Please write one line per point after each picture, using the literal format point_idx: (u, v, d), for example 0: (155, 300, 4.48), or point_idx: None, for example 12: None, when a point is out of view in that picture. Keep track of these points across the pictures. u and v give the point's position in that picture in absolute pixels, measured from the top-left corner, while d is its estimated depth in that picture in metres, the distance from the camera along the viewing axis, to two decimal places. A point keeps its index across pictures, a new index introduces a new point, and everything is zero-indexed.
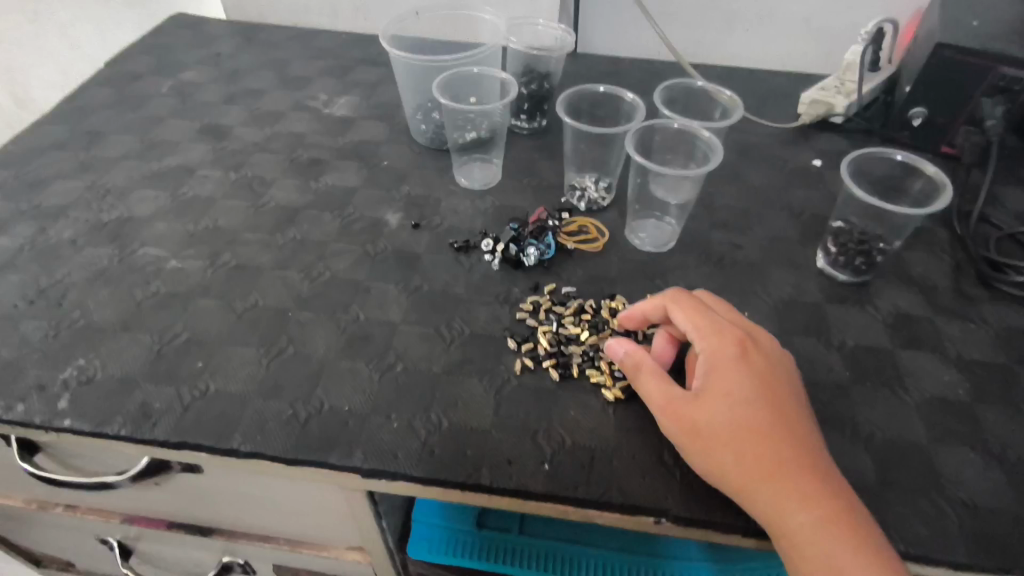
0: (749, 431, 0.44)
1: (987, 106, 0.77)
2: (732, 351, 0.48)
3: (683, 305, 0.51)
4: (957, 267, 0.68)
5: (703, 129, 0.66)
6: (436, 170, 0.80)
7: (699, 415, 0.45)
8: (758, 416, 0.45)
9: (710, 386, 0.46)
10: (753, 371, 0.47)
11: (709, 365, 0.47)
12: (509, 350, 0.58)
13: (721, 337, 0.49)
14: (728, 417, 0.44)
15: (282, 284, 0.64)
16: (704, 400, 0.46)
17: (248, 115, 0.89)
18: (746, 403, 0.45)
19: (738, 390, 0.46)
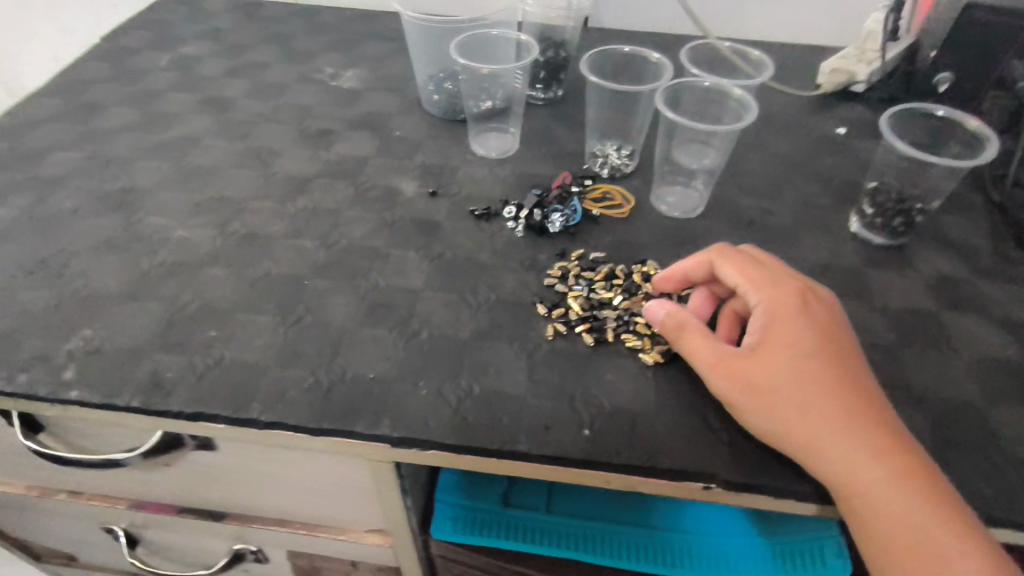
0: (813, 385, 0.44)
1: (1017, 68, 0.75)
2: (789, 305, 0.47)
3: (733, 262, 0.50)
4: (995, 230, 0.66)
5: (733, 86, 0.63)
6: (452, 139, 0.77)
7: (760, 370, 0.45)
8: (822, 370, 0.44)
9: (769, 340, 0.46)
10: (813, 325, 0.46)
11: (767, 319, 0.47)
12: (539, 316, 0.55)
13: (778, 290, 0.48)
14: (791, 371, 0.44)
15: (296, 252, 0.61)
16: (763, 355, 0.45)
17: (253, 87, 0.85)
18: (809, 356, 0.45)
19: (800, 344, 0.45)
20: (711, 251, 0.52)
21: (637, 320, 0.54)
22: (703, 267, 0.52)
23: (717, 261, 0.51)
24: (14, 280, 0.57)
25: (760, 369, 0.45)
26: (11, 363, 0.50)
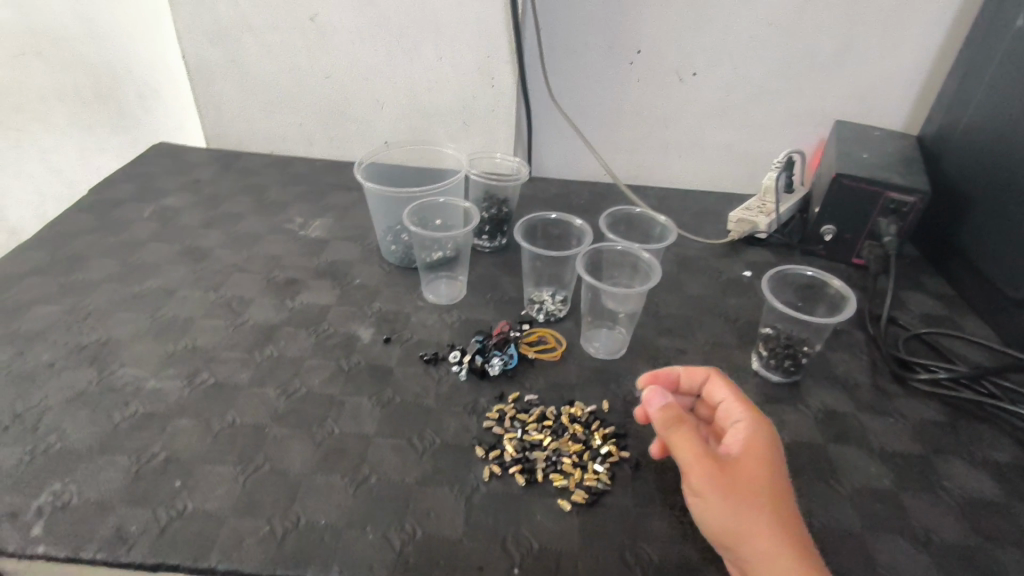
0: (781, 504, 0.48)
1: (883, 224, 0.89)
2: (773, 435, 0.53)
3: (728, 383, 0.58)
4: (874, 365, 0.77)
5: (642, 251, 0.76)
6: (406, 288, 0.86)
7: (743, 475, 0.49)
8: (787, 497, 0.49)
9: (748, 454, 0.51)
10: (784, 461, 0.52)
11: (753, 437, 0.52)
12: (477, 458, 0.62)
13: (763, 423, 0.54)
14: (766, 484, 0.49)
15: (260, 400, 0.67)
16: (746, 463, 0.50)
17: (227, 238, 0.95)
18: (780, 480, 0.49)
19: (776, 468, 0.50)
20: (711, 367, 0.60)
21: (564, 460, 0.62)
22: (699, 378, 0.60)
23: (715, 377, 0.59)
24: None
25: (739, 471, 0.49)
26: None
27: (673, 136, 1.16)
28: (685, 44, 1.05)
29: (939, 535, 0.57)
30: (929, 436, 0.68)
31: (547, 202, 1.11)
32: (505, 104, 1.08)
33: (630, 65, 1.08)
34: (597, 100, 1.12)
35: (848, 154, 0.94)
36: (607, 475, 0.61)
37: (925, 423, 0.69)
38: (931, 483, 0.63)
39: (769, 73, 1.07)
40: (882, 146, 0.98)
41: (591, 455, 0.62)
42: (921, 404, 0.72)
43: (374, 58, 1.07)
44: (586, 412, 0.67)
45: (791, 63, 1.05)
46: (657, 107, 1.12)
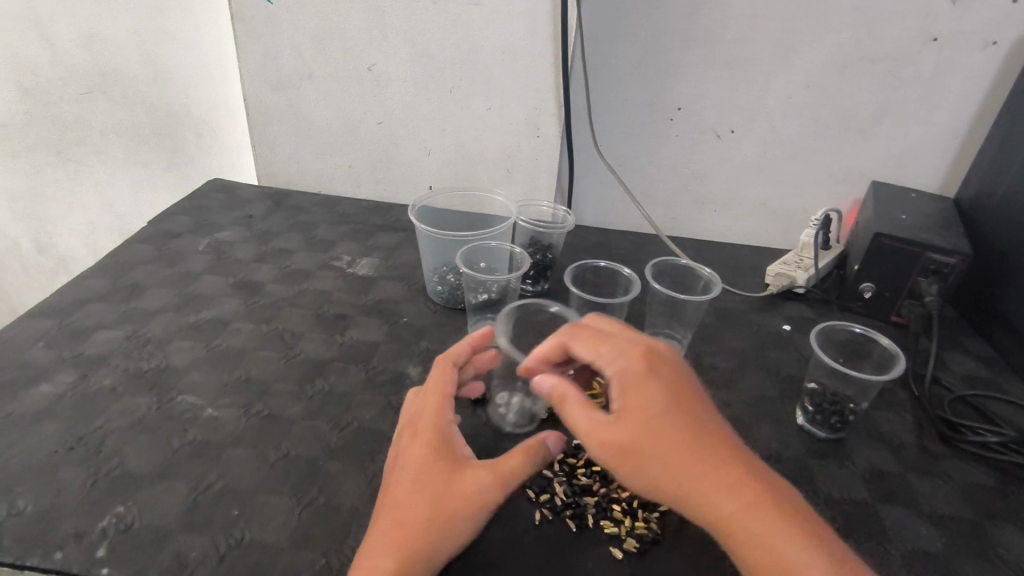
0: (673, 439, 0.50)
1: (924, 285, 0.90)
2: (632, 367, 0.55)
3: (582, 338, 0.60)
4: (920, 425, 0.77)
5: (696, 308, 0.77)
6: (451, 328, 0.88)
7: (622, 436, 0.52)
8: (679, 422, 0.51)
9: (621, 395, 0.54)
10: (627, 379, 0.55)
11: (617, 383, 0.55)
12: (528, 501, 0.63)
13: (622, 358, 0.57)
14: (647, 425, 0.51)
15: (313, 434, 0.69)
16: (622, 416, 0.53)
17: (279, 273, 0.98)
18: (670, 416, 0.52)
19: (647, 404, 0.52)
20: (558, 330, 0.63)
21: (615, 507, 0.62)
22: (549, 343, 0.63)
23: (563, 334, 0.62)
24: (55, 456, 0.63)
25: (623, 431, 0.52)
26: (48, 541, 0.55)
27: (709, 190, 1.19)
28: (723, 104, 1.09)
29: None
30: (979, 501, 0.67)
31: (586, 249, 1.14)
32: (547, 154, 1.12)
33: (669, 121, 1.12)
34: (636, 153, 1.16)
35: (886, 215, 0.96)
36: (657, 523, 0.61)
37: (975, 487, 0.69)
38: (983, 550, 0.62)
39: (806, 134, 1.10)
40: (919, 208, 0.99)
41: (641, 503, 0.63)
42: (969, 467, 0.71)
43: (425, 107, 1.12)
44: None
45: (826, 126, 1.09)
46: (694, 162, 1.16)
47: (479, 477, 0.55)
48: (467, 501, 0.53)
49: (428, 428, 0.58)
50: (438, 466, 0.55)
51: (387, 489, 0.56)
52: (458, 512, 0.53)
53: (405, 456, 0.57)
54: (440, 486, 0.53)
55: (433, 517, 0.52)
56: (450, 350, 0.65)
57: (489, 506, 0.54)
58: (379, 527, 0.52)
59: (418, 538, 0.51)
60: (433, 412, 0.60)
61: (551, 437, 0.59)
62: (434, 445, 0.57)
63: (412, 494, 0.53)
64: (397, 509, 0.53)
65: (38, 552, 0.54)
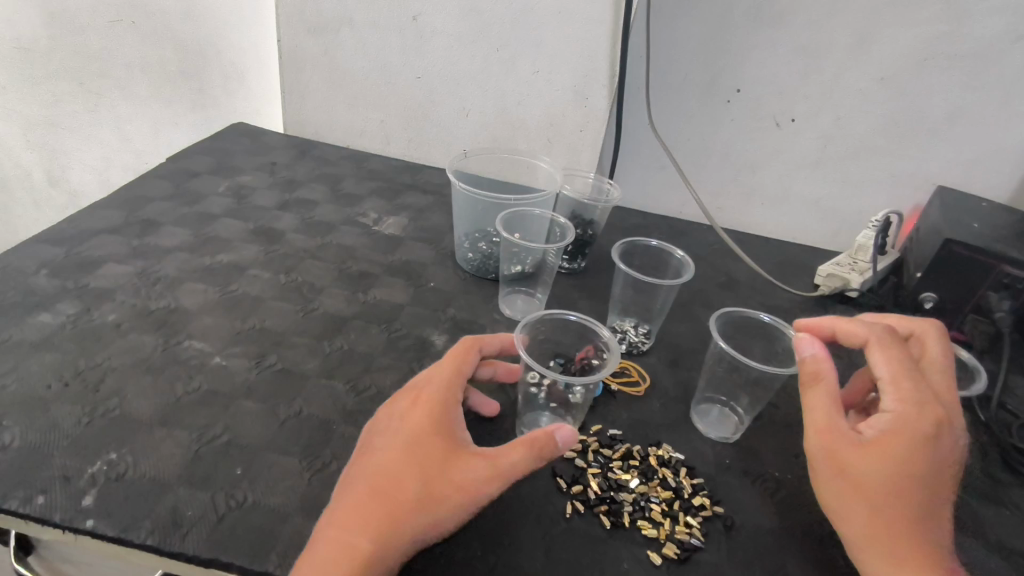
0: (900, 508, 0.47)
1: (993, 299, 0.83)
2: (926, 424, 0.48)
3: (890, 349, 0.53)
4: (985, 450, 0.70)
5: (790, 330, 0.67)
6: (481, 297, 0.82)
7: (867, 459, 0.48)
8: (912, 495, 0.47)
9: (897, 422, 0.49)
10: (927, 438, 0.48)
11: (894, 421, 0.49)
12: (558, 491, 0.57)
13: (918, 391, 0.50)
14: (882, 479, 0.47)
15: (328, 394, 0.63)
16: (881, 441, 0.48)
17: (301, 223, 0.92)
18: (920, 468, 0.47)
19: (915, 453, 0.47)
20: (871, 334, 0.55)
21: (653, 507, 0.56)
22: (858, 339, 0.56)
23: (873, 345, 0.54)
24: (48, 391, 0.58)
25: (878, 450, 0.48)
26: (32, 482, 0.50)
27: (760, 181, 1.11)
28: (787, 89, 1.01)
29: None
30: None
31: (625, 230, 1.07)
32: (594, 126, 1.05)
33: (727, 103, 1.05)
34: (686, 134, 1.09)
35: (957, 222, 0.89)
36: (700, 529, 0.55)
37: None
38: None
39: (873, 130, 1.02)
40: (993, 218, 0.92)
41: (682, 506, 0.57)
42: None
43: (467, 66, 1.05)
44: (674, 456, 0.62)
45: (895, 123, 1.01)
46: (747, 151, 1.09)
47: (473, 456, 0.49)
48: (459, 479, 0.48)
49: (426, 393, 0.53)
50: (432, 439, 0.50)
51: (368, 452, 0.51)
52: (448, 493, 0.47)
53: (398, 419, 0.52)
54: (429, 462, 0.48)
55: (419, 492, 0.47)
56: (479, 336, 0.60)
57: (485, 487, 0.48)
58: (355, 492, 0.48)
59: (393, 506, 0.46)
60: (437, 379, 0.54)
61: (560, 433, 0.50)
62: (427, 412, 0.51)
63: (395, 465, 0.48)
64: (378, 476, 0.48)
65: (19, 494, 0.49)
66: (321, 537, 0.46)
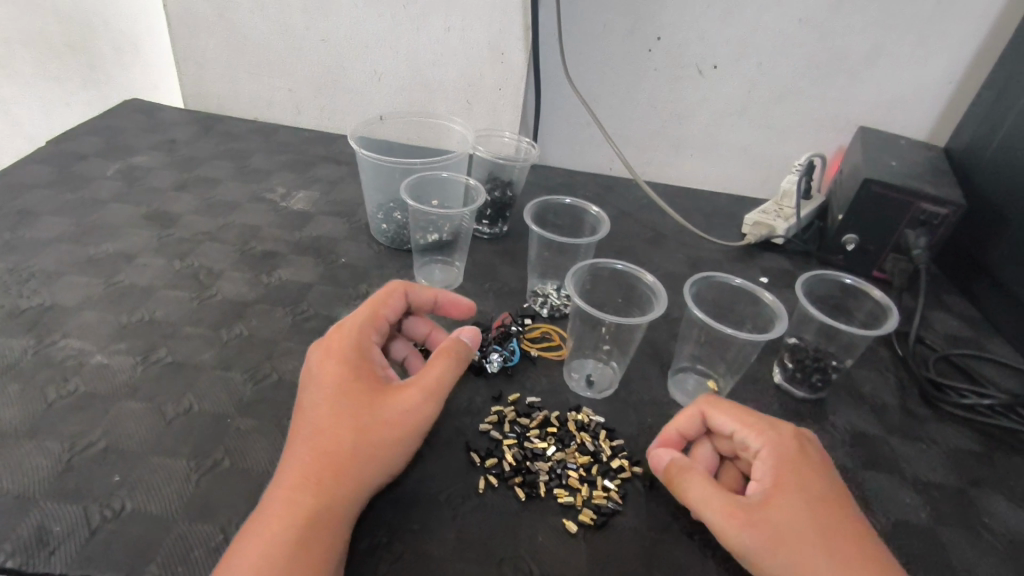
0: (848, 543, 0.41)
1: (911, 237, 0.83)
2: (789, 446, 0.46)
3: (717, 405, 0.51)
4: (902, 386, 0.71)
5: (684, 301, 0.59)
6: (396, 270, 0.78)
7: (777, 516, 0.42)
8: (843, 522, 0.42)
9: (774, 465, 0.45)
10: (801, 461, 0.46)
11: (769, 461, 0.45)
12: (472, 467, 0.54)
13: (773, 427, 0.48)
14: (803, 522, 0.42)
15: (222, 385, 0.58)
16: (776, 490, 0.44)
17: (200, 204, 0.85)
18: (828, 500, 0.43)
19: (808, 483, 0.44)
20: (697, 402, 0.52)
21: (570, 473, 0.54)
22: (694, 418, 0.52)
23: (706, 408, 0.51)
24: None
25: (783, 502, 0.43)
26: None
27: (687, 132, 1.09)
28: (709, 34, 0.98)
29: None
30: (964, 465, 0.62)
31: (551, 190, 1.04)
32: (513, 83, 1.01)
33: (649, 52, 1.01)
34: (610, 87, 1.05)
35: (877, 161, 0.88)
36: (618, 492, 0.53)
37: (961, 451, 0.63)
38: (972, 521, 0.56)
39: (796, 72, 1.01)
40: (910, 156, 0.92)
41: (601, 470, 0.55)
42: (954, 430, 0.66)
43: (376, 25, 0.98)
44: (594, 420, 0.60)
45: (817, 66, 0.99)
46: (673, 100, 1.06)
47: (392, 396, 0.49)
48: (391, 413, 0.48)
49: (342, 340, 0.52)
50: (354, 388, 0.49)
51: (301, 411, 0.49)
52: (386, 426, 0.48)
53: (317, 374, 0.50)
54: (362, 406, 0.48)
55: (352, 442, 0.46)
56: (403, 284, 0.60)
57: (407, 419, 0.48)
58: (299, 456, 0.46)
59: (339, 463, 0.45)
60: (350, 324, 0.54)
61: (466, 333, 0.56)
62: (350, 363, 0.50)
63: (331, 422, 0.47)
64: (314, 438, 0.47)
65: None
66: (267, 510, 0.44)
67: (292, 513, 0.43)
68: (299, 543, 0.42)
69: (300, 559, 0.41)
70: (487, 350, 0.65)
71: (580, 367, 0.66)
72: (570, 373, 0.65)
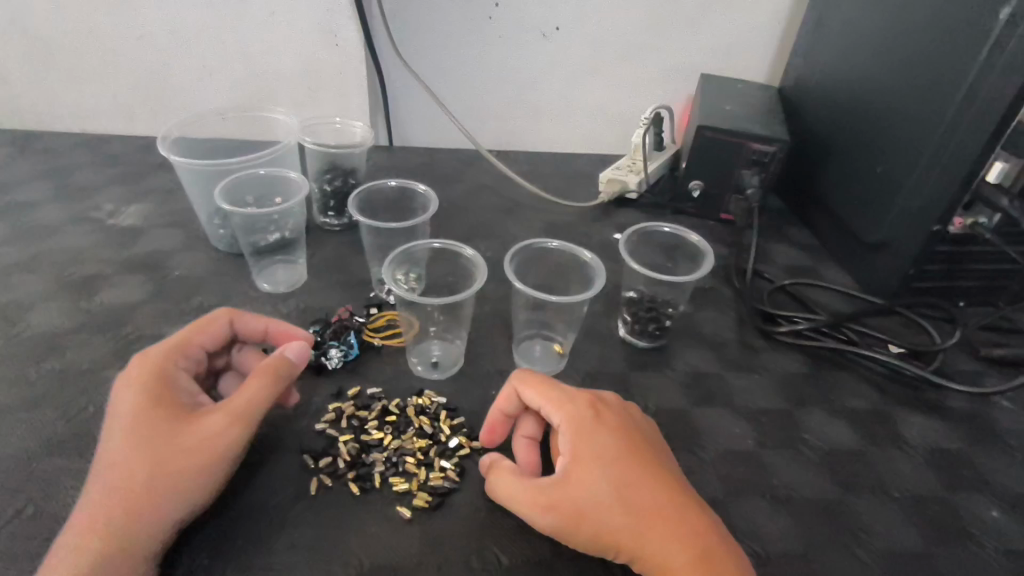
0: (641, 499, 0.47)
1: (747, 177, 0.88)
2: (587, 417, 0.51)
3: (528, 383, 0.53)
4: (741, 321, 0.75)
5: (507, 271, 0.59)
6: (235, 276, 0.74)
7: (578, 493, 0.47)
8: (636, 479, 0.48)
9: (574, 442, 0.49)
10: (598, 432, 0.50)
11: (570, 438, 0.50)
12: (305, 469, 0.53)
13: (572, 402, 0.52)
14: (598, 489, 0.47)
15: (29, 427, 0.55)
16: (576, 466, 0.48)
17: (13, 232, 0.79)
18: (622, 463, 0.48)
19: (604, 452, 0.49)
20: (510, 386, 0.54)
21: (407, 459, 0.54)
22: (510, 402, 0.54)
23: (518, 390, 0.53)
24: None
25: (583, 479, 0.47)
26: None
27: (542, 97, 1.09)
28: None
29: (801, 493, 0.55)
30: (792, 388, 0.66)
31: (411, 172, 1.02)
32: (353, 65, 0.97)
33: (488, 20, 0.99)
34: (456, 59, 1.03)
35: (711, 107, 0.91)
36: (455, 471, 0.53)
37: (790, 376, 0.68)
38: (794, 440, 0.60)
39: (635, 26, 1.02)
40: (745, 99, 0.95)
41: (439, 451, 0.55)
42: (786, 357, 0.70)
43: (195, 17, 0.92)
44: (435, 401, 0.59)
45: (653, 18, 1.01)
46: (522, 66, 1.05)
47: (197, 426, 0.46)
48: (192, 444, 0.45)
49: (146, 371, 0.49)
50: (155, 420, 0.46)
51: (98, 450, 0.46)
52: (190, 454, 0.45)
53: (115, 409, 0.47)
54: (163, 436, 0.45)
55: (147, 479, 0.43)
56: (225, 312, 0.56)
57: (213, 449, 0.46)
58: (91, 500, 0.43)
59: (133, 502, 0.43)
60: (155, 356, 0.50)
61: (291, 348, 0.54)
62: (153, 393, 0.47)
63: (126, 459, 0.44)
64: (107, 479, 0.44)
65: None
66: (57, 557, 0.41)
67: (81, 559, 0.41)
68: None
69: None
70: (324, 348, 0.62)
71: (422, 352, 0.65)
72: (411, 359, 0.64)
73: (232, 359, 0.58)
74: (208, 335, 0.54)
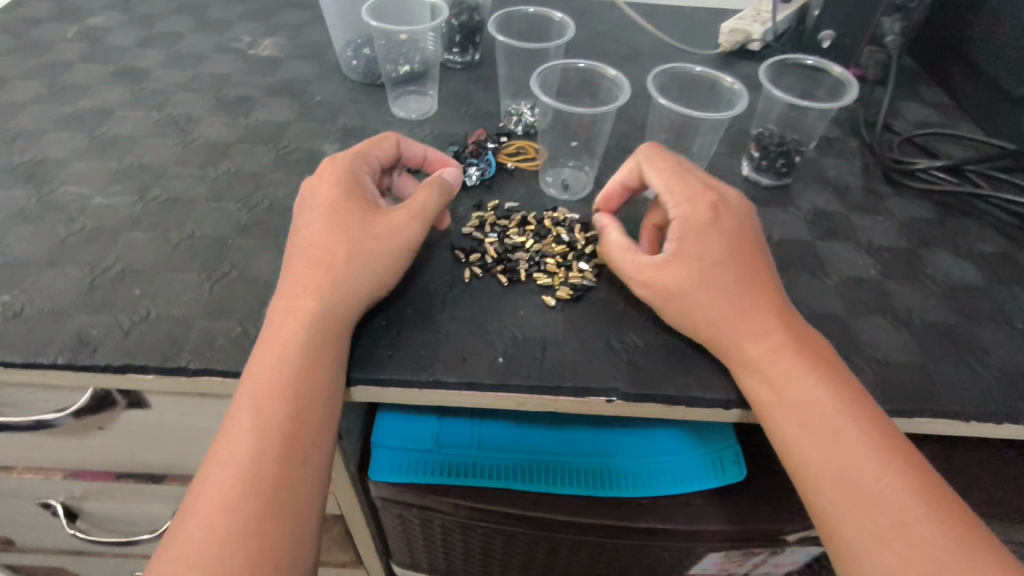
0: (736, 293, 0.50)
1: (886, 24, 0.81)
2: (702, 212, 0.52)
3: (655, 170, 0.55)
4: (866, 169, 0.74)
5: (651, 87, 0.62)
6: (371, 104, 0.78)
7: (674, 278, 0.50)
8: (736, 276, 0.50)
9: (681, 232, 0.52)
10: (708, 228, 0.52)
11: (679, 227, 0.52)
12: (458, 262, 0.59)
13: (692, 197, 0.53)
14: (694, 278, 0.50)
15: (219, 213, 0.62)
16: (679, 254, 0.51)
17: (167, 57, 0.84)
18: (725, 261, 0.51)
19: (709, 246, 0.51)
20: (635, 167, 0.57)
21: (547, 259, 0.59)
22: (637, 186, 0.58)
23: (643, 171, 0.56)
24: None
25: (681, 265, 0.50)
26: None
27: None
28: None
29: (922, 316, 0.57)
30: (917, 231, 0.67)
31: None
32: None
33: None
34: None
35: None
36: (592, 272, 0.58)
37: (916, 220, 0.68)
38: (918, 274, 0.62)
39: None
40: None
41: (576, 256, 0.60)
42: (913, 203, 0.70)
43: None
44: (569, 217, 0.64)
45: None
46: None
47: (384, 219, 0.53)
48: (380, 232, 0.52)
49: (334, 172, 0.55)
50: (349, 210, 0.53)
51: (295, 232, 0.53)
52: (377, 239, 0.52)
53: (312, 201, 0.54)
54: (355, 224, 0.52)
55: (346, 255, 0.50)
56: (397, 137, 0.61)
57: (396, 237, 0.52)
58: (296, 269, 0.51)
59: (333, 271, 0.50)
60: (339, 161, 0.56)
61: (448, 172, 0.59)
62: (342, 189, 0.54)
63: (326, 237, 0.51)
64: (309, 251, 0.51)
65: None
66: (278, 313, 0.49)
67: (300, 309, 0.48)
68: (309, 334, 0.47)
69: (315, 347, 0.47)
70: (465, 166, 0.68)
71: (556, 173, 0.69)
72: (545, 178, 0.68)
73: (393, 183, 0.63)
74: (383, 151, 0.59)
